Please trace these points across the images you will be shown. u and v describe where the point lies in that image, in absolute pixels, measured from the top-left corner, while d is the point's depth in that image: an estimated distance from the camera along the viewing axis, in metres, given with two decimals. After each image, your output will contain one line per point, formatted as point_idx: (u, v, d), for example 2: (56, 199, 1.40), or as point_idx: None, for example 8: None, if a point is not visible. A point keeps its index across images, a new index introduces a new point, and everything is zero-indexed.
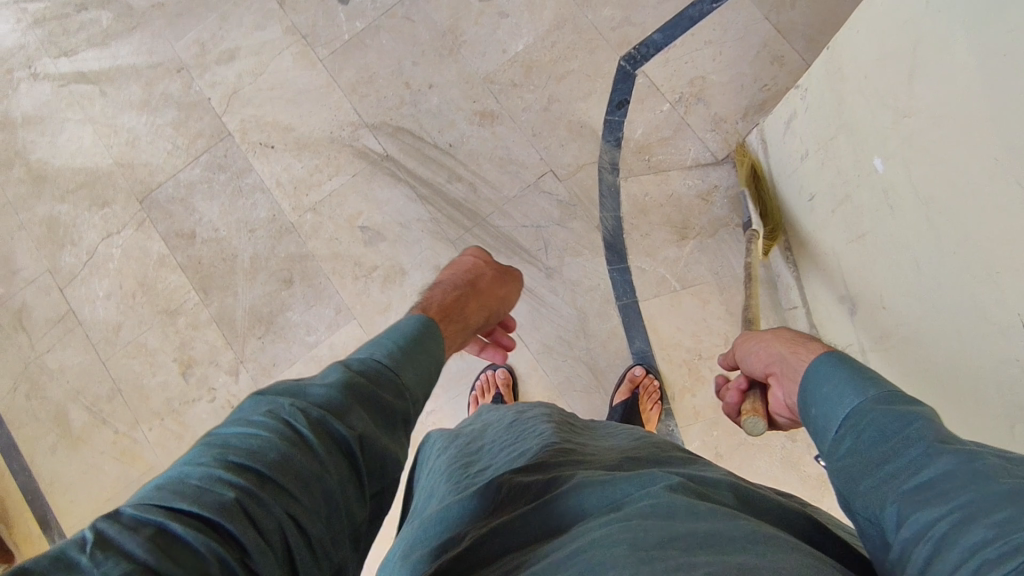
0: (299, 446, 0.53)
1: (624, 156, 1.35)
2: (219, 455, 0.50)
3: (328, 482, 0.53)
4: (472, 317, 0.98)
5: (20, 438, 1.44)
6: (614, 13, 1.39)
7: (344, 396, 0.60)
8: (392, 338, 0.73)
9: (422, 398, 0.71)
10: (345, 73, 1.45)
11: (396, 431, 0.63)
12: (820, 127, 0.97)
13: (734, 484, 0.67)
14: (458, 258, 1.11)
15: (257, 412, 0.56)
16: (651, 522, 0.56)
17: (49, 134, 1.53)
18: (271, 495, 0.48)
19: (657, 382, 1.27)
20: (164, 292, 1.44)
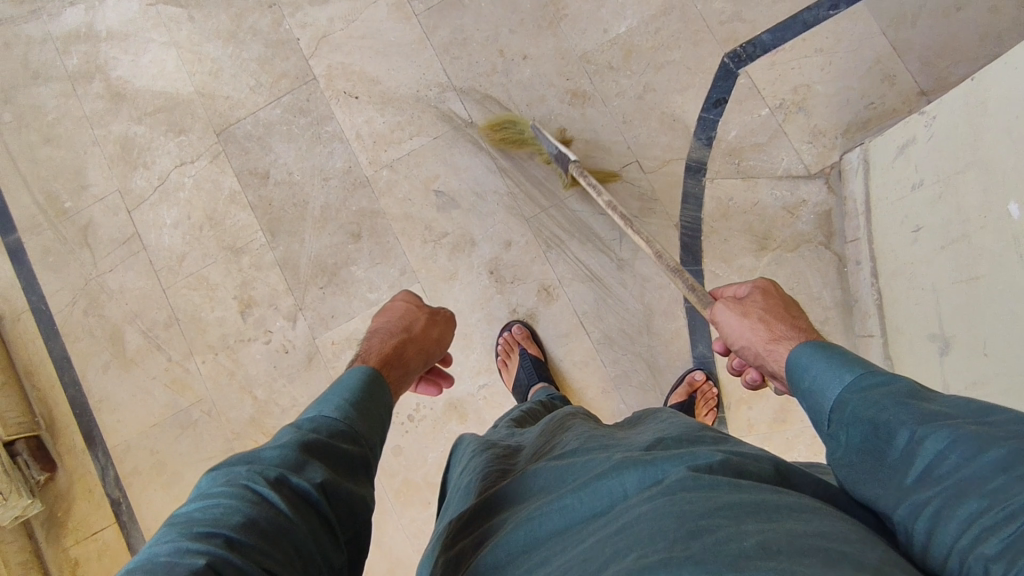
0: (262, 508, 0.59)
1: (714, 156, 1.32)
2: (185, 530, 0.56)
3: (296, 533, 0.60)
4: (411, 361, 1.04)
5: (74, 352, 1.46)
6: (725, 7, 1.34)
7: (297, 454, 0.68)
8: (337, 396, 0.82)
9: (377, 441, 0.81)
10: (439, 31, 1.41)
11: (356, 476, 0.72)
12: (944, 160, 0.94)
13: (774, 458, 0.66)
14: (391, 305, 1.18)
15: (216, 485, 0.62)
16: (694, 494, 0.57)
17: (132, 53, 1.50)
18: (241, 556, 0.54)
19: (715, 390, 1.28)
20: (231, 228, 1.43)
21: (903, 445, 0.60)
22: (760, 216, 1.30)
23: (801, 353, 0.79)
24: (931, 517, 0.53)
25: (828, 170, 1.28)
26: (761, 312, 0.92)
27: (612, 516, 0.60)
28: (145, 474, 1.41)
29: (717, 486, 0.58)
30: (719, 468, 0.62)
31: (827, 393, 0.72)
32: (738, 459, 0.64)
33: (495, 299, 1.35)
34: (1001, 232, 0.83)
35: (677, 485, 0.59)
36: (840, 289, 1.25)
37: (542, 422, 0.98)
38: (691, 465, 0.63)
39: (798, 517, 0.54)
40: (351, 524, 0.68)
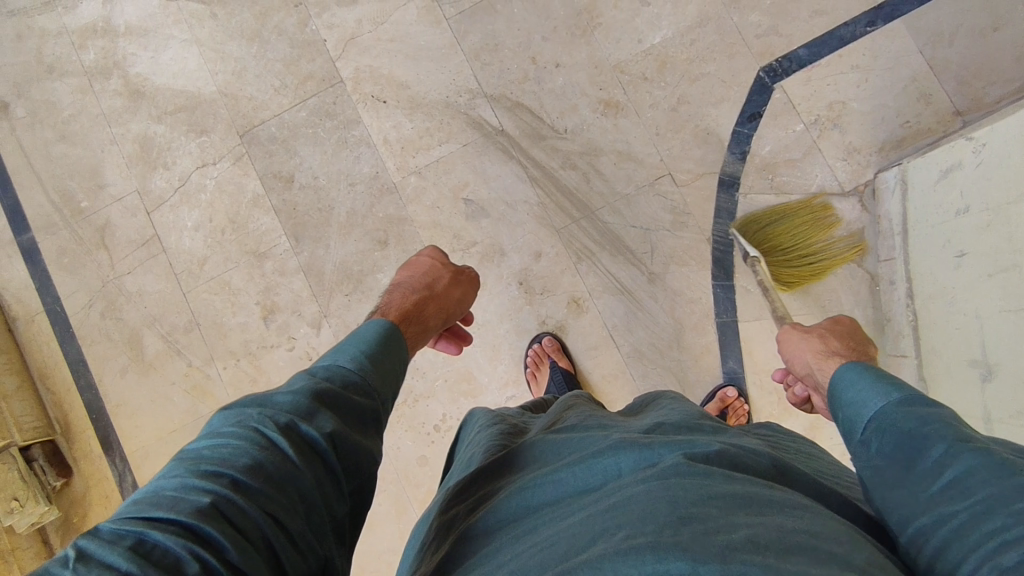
0: (269, 452, 0.58)
1: (747, 170, 1.32)
2: (193, 466, 0.55)
3: (303, 482, 0.58)
4: (430, 319, 1.02)
5: (90, 355, 1.43)
6: (762, 19, 1.33)
7: (309, 401, 0.64)
8: (354, 346, 0.77)
9: (391, 397, 0.76)
10: (470, 36, 1.39)
11: (367, 428, 0.68)
12: (993, 188, 0.95)
13: (773, 455, 0.66)
14: (416, 260, 1.15)
15: (226, 425, 0.61)
16: (688, 479, 0.56)
17: (151, 50, 1.47)
18: (246, 499, 0.53)
19: (746, 406, 1.27)
20: (254, 232, 1.41)
21: (937, 456, 0.59)
22: (793, 233, 1.29)
23: (841, 375, 0.77)
24: (945, 537, 0.51)
25: (862, 188, 1.28)
26: (821, 332, 0.99)
27: (610, 490, 0.59)
28: None
29: (710, 475, 0.57)
30: (716, 458, 0.61)
31: (864, 412, 0.70)
32: (735, 451, 0.63)
33: (525, 310, 1.34)
34: None
35: (673, 469, 0.58)
36: (872, 307, 1.25)
37: (555, 404, 0.98)
38: (688, 452, 0.62)
39: (786, 511, 0.52)
40: (358, 476, 0.64)
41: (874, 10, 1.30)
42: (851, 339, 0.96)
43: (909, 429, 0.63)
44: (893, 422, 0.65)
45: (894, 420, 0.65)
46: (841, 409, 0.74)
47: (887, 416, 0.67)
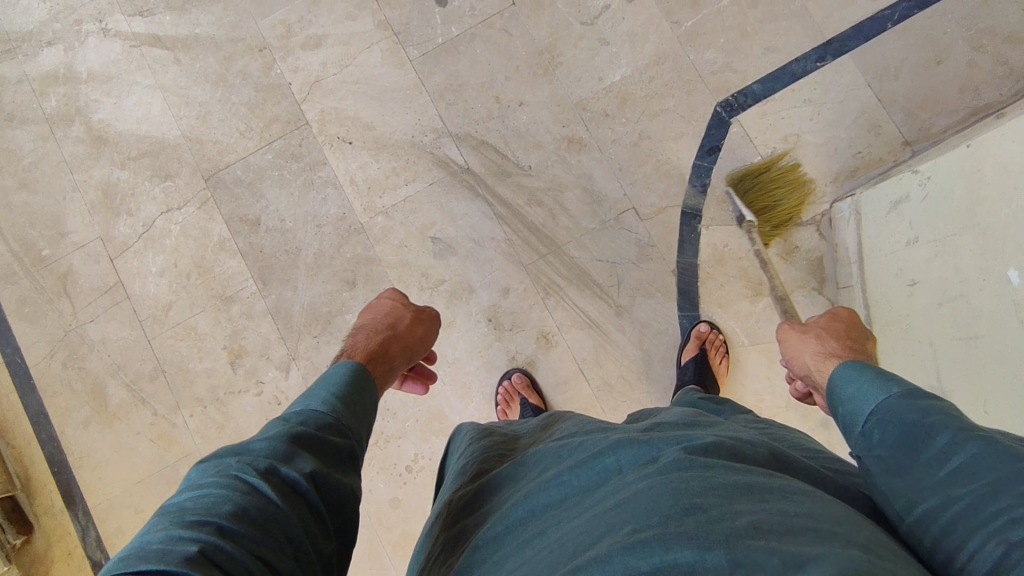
0: (251, 497, 0.62)
1: (708, 203, 1.34)
2: (177, 518, 0.58)
3: (287, 520, 0.62)
4: (397, 359, 1.05)
5: (52, 407, 1.39)
6: (717, 57, 1.37)
7: (285, 446, 0.70)
8: (323, 389, 0.83)
9: (365, 434, 0.82)
10: (434, 77, 1.41)
11: (344, 469, 0.74)
12: (939, 219, 0.97)
13: (769, 443, 0.70)
14: (377, 303, 1.18)
15: (206, 477, 0.65)
16: (690, 475, 0.60)
17: (114, 96, 1.46)
18: (232, 543, 0.57)
19: (723, 337, 1.29)
20: (220, 277, 1.39)
21: (942, 445, 0.62)
22: (754, 263, 1.32)
23: (839, 372, 0.81)
24: (952, 518, 0.55)
25: (818, 218, 1.32)
26: (818, 329, 1.01)
27: (615, 489, 0.63)
28: (128, 535, 1.35)
29: (711, 467, 0.62)
30: (714, 449, 0.66)
31: (865, 408, 0.73)
32: (733, 443, 0.68)
33: (494, 346, 1.34)
34: (1000, 293, 0.85)
35: (675, 464, 0.62)
36: None
37: (538, 417, 1.00)
38: (685, 447, 0.66)
39: (788, 496, 0.57)
40: (341, 513, 0.69)
41: (823, 45, 1.35)
42: (848, 336, 0.98)
43: (910, 420, 0.67)
44: (894, 412, 0.69)
45: (893, 411, 0.69)
46: (844, 405, 0.77)
47: (891, 406, 0.70)
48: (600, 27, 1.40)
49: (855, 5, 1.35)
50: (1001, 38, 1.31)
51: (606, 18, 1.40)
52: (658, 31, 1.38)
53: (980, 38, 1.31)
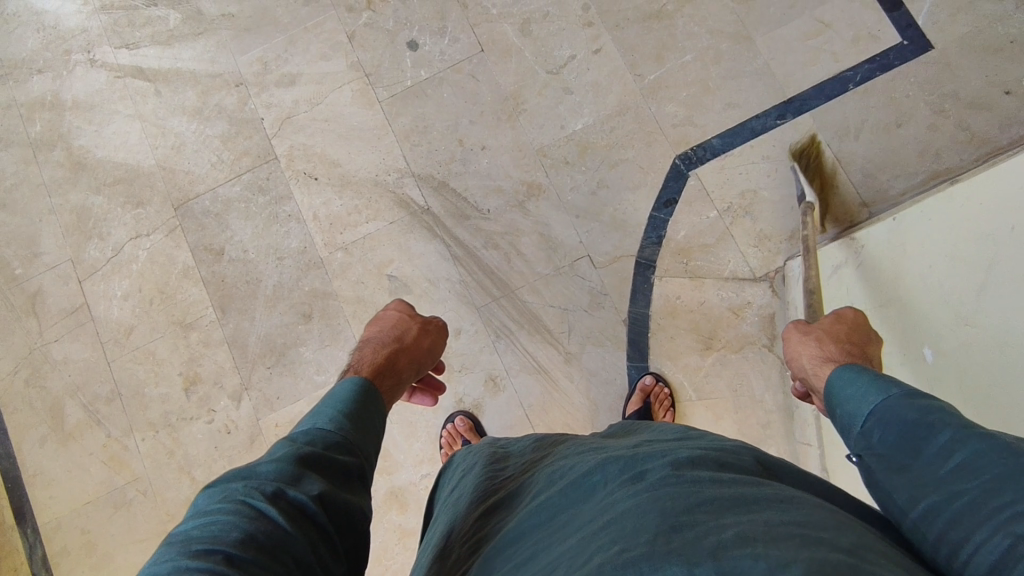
0: (260, 522, 0.59)
1: (663, 255, 1.35)
2: (184, 548, 0.55)
3: (296, 545, 0.59)
4: (404, 372, 1.03)
5: (11, 423, 1.43)
6: (678, 110, 1.38)
7: (293, 467, 0.67)
8: (329, 408, 0.81)
9: (372, 452, 0.79)
10: (401, 119, 1.44)
11: (352, 487, 0.71)
12: (869, 289, 0.97)
13: (754, 453, 0.69)
14: (382, 315, 1.15)
15: (212, 503, 0.61)
16: (675, 490, 0.58)
17: (95, 123, 1.52)
18: (239, 571, 0.53)
19: (667, 390, 1.29)
20: (181, 303, 1.42)
21: (942, 443, 0.60)
22: (706, 316, 1.32)
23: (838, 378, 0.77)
24: (956, 513, 0.53)
25: (773, 274, 1.31)
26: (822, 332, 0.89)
27: (605, 506, 0.62)
28: (73, 555, 1.37)
29: (698, 481, 0.60)
30: (699, 461, 0.65)
31: (862, 407, 0.71)
32: (717, 454, 0.67)
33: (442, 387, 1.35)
34: (920, 370, 0.84)
35: (661, 481, 0.61)
36: (782, 393, 1.28)
37: (531, 437, 0.98)
38: (673, 462, 0.64)
39: (773, 506, 0.56)
40: (350, 534, 0.67)
41: (783, 104, 1.36)
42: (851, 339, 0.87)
43: (913, 422, 0.64)
44: (896, 415, 0.66)
45: (895, 413, 0.66)
46: (841, 406, 0.75)
47: (890, 407, 0.68)
48: (565, 76, 1.42)
49: (817, 65, 1.37)
50: (965, 103, 1.30)
51: (572, 68, 1.42)
52: (621, 83, 1.41)
53: (942, 103, 1.31)
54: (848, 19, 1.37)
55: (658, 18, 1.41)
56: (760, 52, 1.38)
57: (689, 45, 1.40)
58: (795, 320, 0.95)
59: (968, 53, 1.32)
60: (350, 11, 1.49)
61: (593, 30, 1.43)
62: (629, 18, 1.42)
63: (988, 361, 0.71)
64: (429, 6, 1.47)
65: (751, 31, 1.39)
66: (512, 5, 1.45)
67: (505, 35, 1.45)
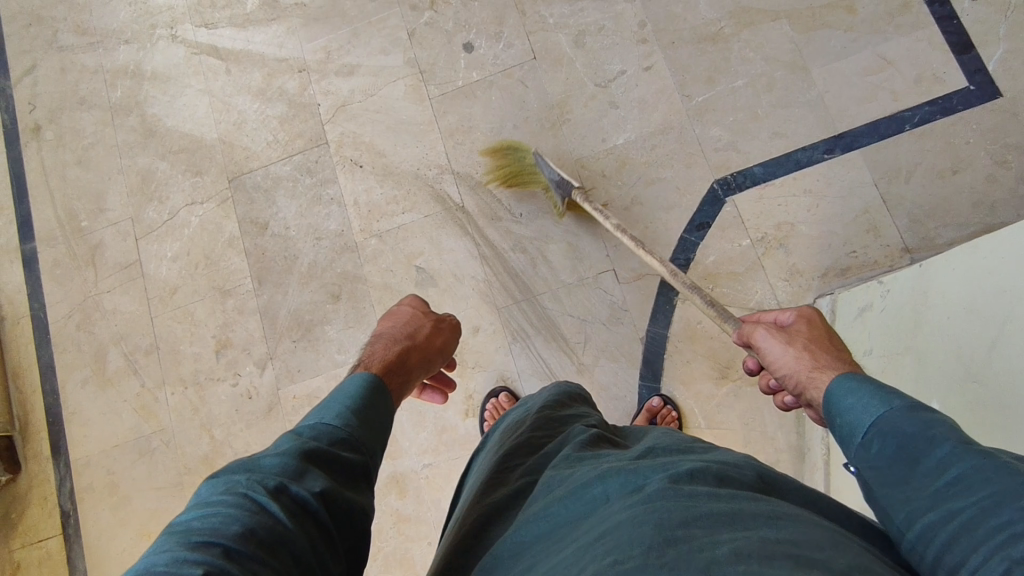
0: (261, 516, 0.61)
1: (689, 277, 1.34)
2: (186, 538, 0.58)
3: (297, 542, 0.62)
4: (414, 369, 1.05)
5: (60, 362, 1.54)
6: (722, 134, 1.37)
7: (297, 463, 0.69)
8: (338, 404, 0.83)
9: (377, 450, 0.82)
10: (448, 117, 1.49)
11: (354, 486, 0.74)
12: (889, 335, 0.94)
13: (757, 467, 0.69)
14: (397, 310, 1.19)
15: (216, 494, 0.65)
16: (671, 502, 0.59)
17: (169, 95, 1.62)
18: (237, 566, 0.55)
19: (675, 414, 1.28)
20: (223, 271, 1.51)
21: (941, 456, 0.59)
22: (725, 345, 1.30)
23: (835, 388, 0.73)
24: (951, 534, 0.53)
25: None
26: (805, 342, 0.87)
27: (597, 519, 0.63)
28: (98, 492, 1.47)
29: (695, 495, 0.61)
30: (698, 475, 0.65)
31: (863, 420, 0.68)
32: (718, 467, 0.67)
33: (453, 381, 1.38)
34: None
35: (656, 494, 0.61)
36: (795, 433, 1.24)
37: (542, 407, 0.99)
38: (671, 475, 0.65)
39: (769, 521, 0.56)
40: (349, 534, 0.69)
41: (833, 138, 1.33)
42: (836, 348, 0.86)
43: (912, 434, 0.62)
44: (895, 425, 0.64)
45: (895, 423, 0.64)
46: (839, 418, 0.72)
47: (894, 419, 0.65)
48: (613, 90, 1.43)
49: (875, 102, 1.33)
50: None
51: (620, 83, 1.43)
52: (668, 102, 1.40)
53: (1004, 154, 1.26)
54: (912, 58, 1.33)
55: (713, 40, 1.41)
56: (815, 84, 1.35)
57: (742, 70, 1.39)
58: (768, 328, 0.91)
59: None
60: (414, 9, 1.54)
61: (647, 47, 1.43)
62: (684, 39, 1.42)
63: (996, 420, 0.68)
64: (489, 10, 1.51)
65: (808, 61, 1.36)
66: (570, 16, 1.47)
67: (559, 45, 1.47)
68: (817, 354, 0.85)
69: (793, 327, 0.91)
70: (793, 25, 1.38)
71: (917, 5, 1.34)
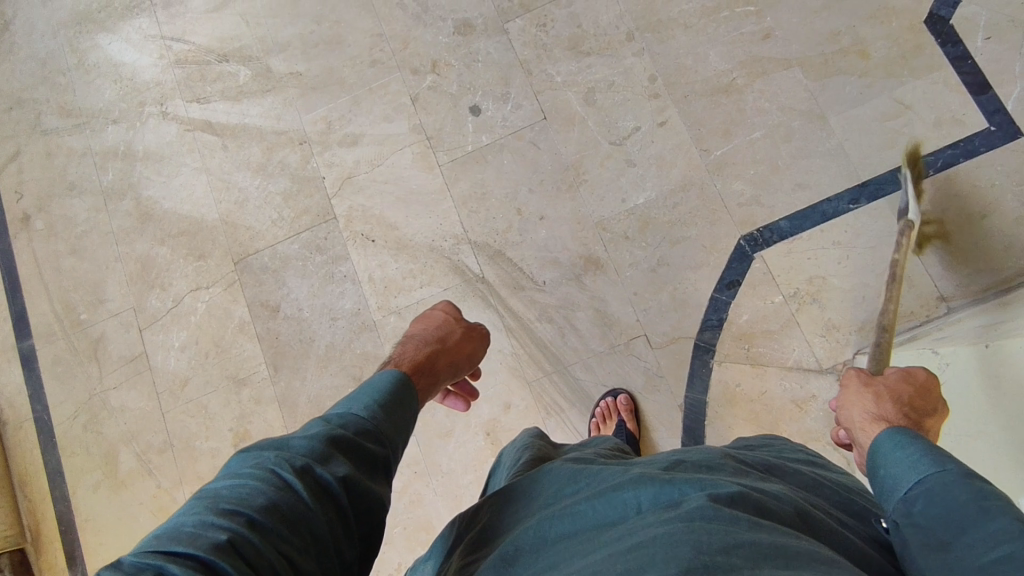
0: (285, 493, 0.60)
1: (724, 338, 1.31)
2: (212, 504, 0.58)
3: (315, 521, 0.60)
4: (441, 374, 1.00)
5: (69, 467, 1.48)
6: (744, 188, 1.35)
7: (324, 446, 0.67)
8: (366, 394, 0.78)
9: (402, 444, 0.77)
10: (460, 184, 1.44)
11: (377, 475, 0.70)
12: (958, 415, 0.92)
13: (795, 499, 0.64)
14: (430, 314, 1.14)
15: (245, 467, 0.64)
16: (715, 528, 0.55)
17: (164, 175, 1.56)
18: (261, 538, 0.55)
19: None
20: (236, 359, 1.45)
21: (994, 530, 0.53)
22: (766, 408, 1.27)
23: (882, 439, 0.70)
24: None
25: (841, 367, 1.25)
26: (882, 390, 0.82)
27: (631, 530, 0.60)
28: None
29: (736, 521, 0.56)
30: (740, 501, 0.60)
31: (906, 477, 0.63)
32: (758, 496, 0.62)
33: (489, 463, 1.33)
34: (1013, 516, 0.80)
35: (698, 514, 0.57)
36: None
37: (531, 451, 0.94)
38: (711, 493, 0.61)
39: (815, 567, 0.51)
40: (369, 521, 0.67)
41: (857, 187, 1.31)
42: (909, 405, 0.79)
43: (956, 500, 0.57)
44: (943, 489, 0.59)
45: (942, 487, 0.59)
46: (878, 473, 0.67)
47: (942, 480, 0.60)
48: (628, 148, 1.40)
49: (895, 148, 1.31)
50: None
51: (635, 140, 1.40)
52: (686, 157, 1.38)
53: None
54: (929, 100, 1.31)
55: (727, 92, 1.38)
56: (833, 131, 1.33)
57: (758, 121, 1.36)
58: (858, 371, 0.87)
59: None
60: (415, 73, 1.50)
61: (659, 102, 1.40)
62: (696, 91, 1.39)
63: None
64: (493, 70, 1.47)
65: (824, 109, 1.34)
66: (577, 74, 1.44)
67: (569, 103, 1.43)
68: (883, 405, 0.79)
69: (885, 379, 0.84)
70: (806, 73, 1.36)
71: (930, 46, 1.32)
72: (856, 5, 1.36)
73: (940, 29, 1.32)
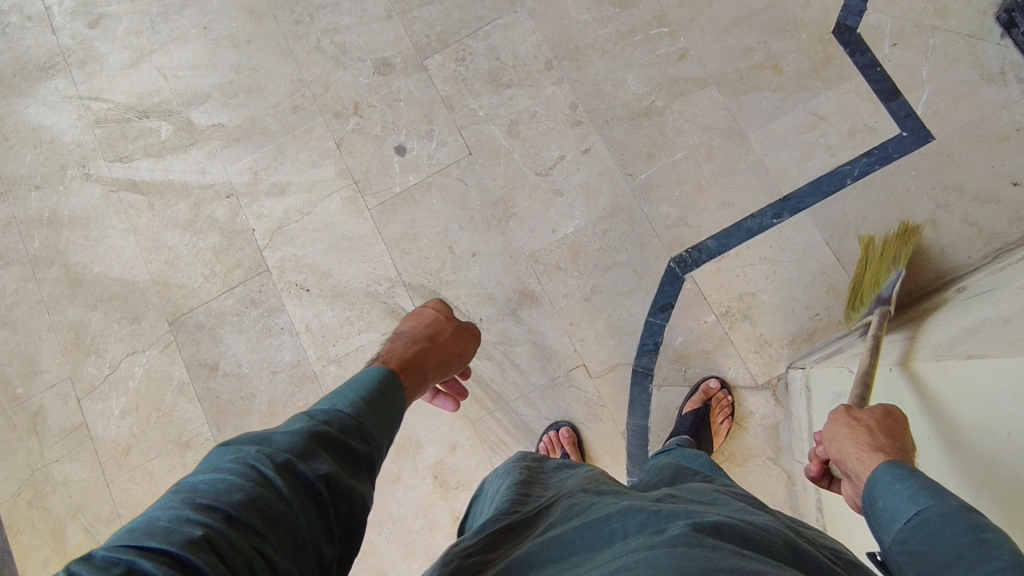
0: (264, 489, 0.56)
1: (661, 362, 1.32)
2: (188, 499, 0.53)
3: (295, 518, 0.56)
4: (430, 372, 0.97)
5: (15, 545, 1.45)
6: (671, 211, 1.36)
7: (306, 442, 0.63)
8: (351, 390, 0.76)
9: (387, 443, 0.74)
10: (391, 227, 1.44)
11: (358, 475, 0.66)
12: None
13: (783, 533, 0.61)
14: (419, 312, 1.11)
15: (224, 460, 0.59)
16: (699, 553, 0.51)
17: (92, 239, 1.53)
18: (237, 533, 0.51)
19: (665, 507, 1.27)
20: (177, 422, 1.43)
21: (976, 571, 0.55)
22: None
23: (880, 472, 0.71)
24: None
25: (775, 382, 1.28)
26: (872, 425, 0.81)
27: (614, 554, 0.56)
28: None
29: (719, 550, 0.53)
30: (724, 531, 0.57)
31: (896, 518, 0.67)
32: (744, 526, 0.59)
33: (439, 506, 1.33)
34: None
35: (682, 540, 0.54)
36: (789, 508, 1.25)
37: (519, 460, 0.89)
38: (695, 522, 0.57)
39: None
40: (349, 521, 0.62)
41: (779, 202, 1.32)
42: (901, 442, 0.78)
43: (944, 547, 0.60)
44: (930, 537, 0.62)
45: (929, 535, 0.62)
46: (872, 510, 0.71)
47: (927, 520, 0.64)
48: (555, 177, 1.40)
49: (813, 159, 1.33)
50: (969, 197, 1.25)
51: (561, 168, 1.40)
52: (612, 183, 1.38)
53: (946, 197, 1.26)
54: (844, 110, 1.33)
55: (647, 115, 1.39)
56: (753, 147, 1.35)
57: (679, 142, 1.37)
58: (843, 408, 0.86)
59: (972, 142, 1.26)
60: (337, 116, 1.49)
61: (581, 129, 1.41)
62: (617, 116, 1.40)
63: None
64: (415, 109, 1.47)
65: (743, 126, 1.35)
66: (499, 106, 1.44)
67: (493, 136, 1.43)
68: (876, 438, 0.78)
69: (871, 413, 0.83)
70: (722, 91, 1.37)
71: (840, 56, 1.34)
72: (767, 20, 1.37)
73: (848, 39, 1.34)
